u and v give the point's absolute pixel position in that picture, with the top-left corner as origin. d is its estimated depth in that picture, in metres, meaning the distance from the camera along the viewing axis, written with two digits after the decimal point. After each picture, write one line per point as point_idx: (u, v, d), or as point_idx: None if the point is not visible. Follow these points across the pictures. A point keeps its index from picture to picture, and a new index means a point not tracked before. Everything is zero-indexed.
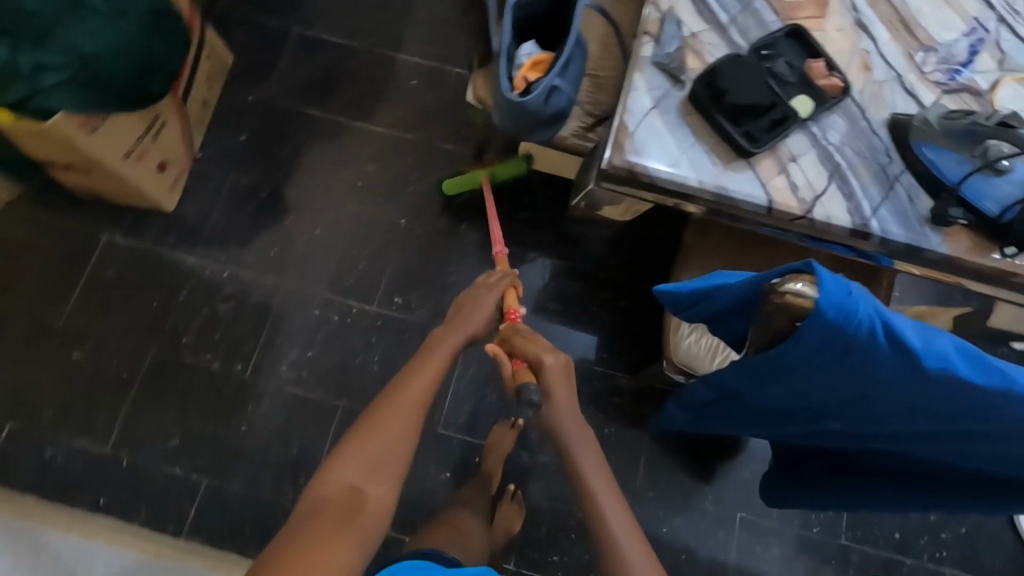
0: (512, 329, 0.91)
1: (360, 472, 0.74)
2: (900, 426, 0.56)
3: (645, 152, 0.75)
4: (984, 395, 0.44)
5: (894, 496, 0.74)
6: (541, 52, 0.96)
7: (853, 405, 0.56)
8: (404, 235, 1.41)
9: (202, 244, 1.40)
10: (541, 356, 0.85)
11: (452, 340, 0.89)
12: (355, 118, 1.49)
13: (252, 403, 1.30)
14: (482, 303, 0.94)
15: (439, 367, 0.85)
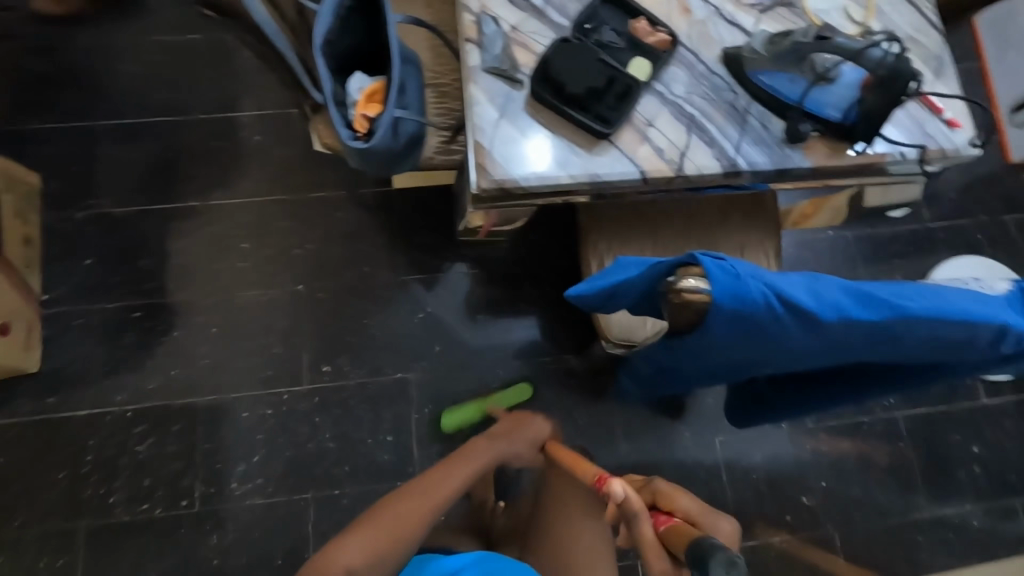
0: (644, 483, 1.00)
1: (361, 556, 0.75)
2: (820, 360, 0.59)
3: (509, 165, 0.71)
4: (880, 328, 0.46)
5: (833, 399, 0.79)
6: (372, 81, 0.89)
7: (777, 358, 0.58)
8: (309, 302, 1.32)
9: (89, 393, 1.24)
10: (717, 521, 0.92)
11: (489, 451, 0.97)
12: (207, 199, 1.35)
13: (215, 533, 1.20)
14: (525, 430, 1.05)
15: (465, 473, 0.91)
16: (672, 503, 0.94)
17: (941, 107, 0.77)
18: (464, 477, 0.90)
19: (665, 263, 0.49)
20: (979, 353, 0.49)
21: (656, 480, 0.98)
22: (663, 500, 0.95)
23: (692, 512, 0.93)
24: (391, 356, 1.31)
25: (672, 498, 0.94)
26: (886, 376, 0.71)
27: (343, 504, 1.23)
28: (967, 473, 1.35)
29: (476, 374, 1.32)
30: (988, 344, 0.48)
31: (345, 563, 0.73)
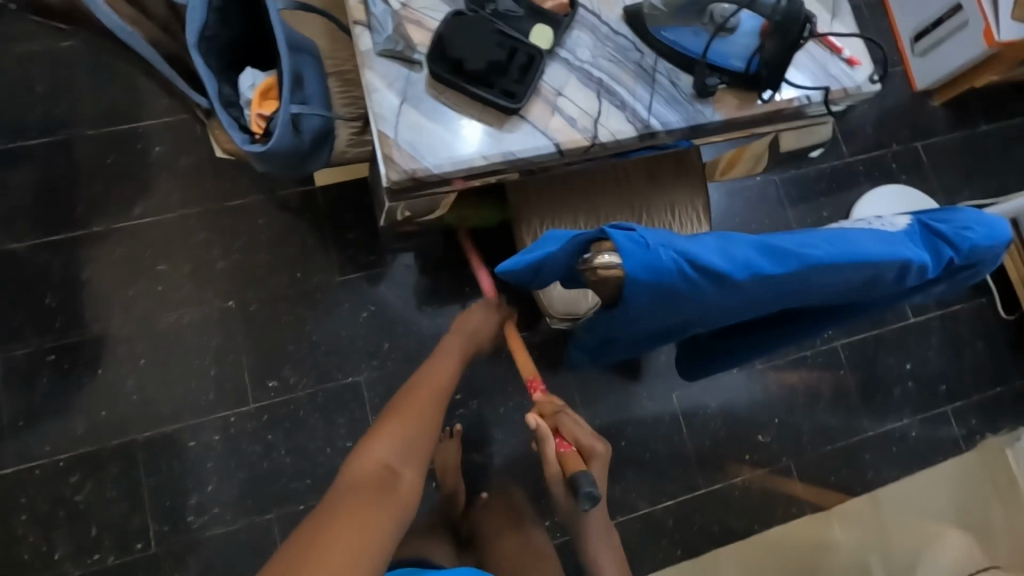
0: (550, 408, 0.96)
1: (394, 449, 0.70)
2: (744, 313, 0.59)
3: (417, 152, 0.68)
4: (791, 280, 0.47)
5: (765, 343, 0.82)
6: (265, 75, 0.81)
7: (703, 317, 0.58)
8: (242, 317, 1.25)
9: (10, 448, 1.15)
10: (597, 443, 0.91)
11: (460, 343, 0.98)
12: (110, 222, 1.24)
13: (177, 571, 1.15)
14: (488, 322, 1.07)
15: (456, 357, 0.95)
16: (568, 429, 0.92)
17: (841, 46, 0.78)
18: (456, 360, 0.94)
19: (578, 241, 0.47)
20: (889, 287, 0.51)
21: (564, 412, 0.95)
22: (562, 429, 0.93)
23: (580, 433, 0.92)
24: (338, 360, 1.27)
25: (568, 427, 0.92)
26: (817, 318, 0.73)
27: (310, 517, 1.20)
28: (902, 388, 1.44)
29: None
30: (895, 279, 0.49)
31: (379, 461, 0.67)
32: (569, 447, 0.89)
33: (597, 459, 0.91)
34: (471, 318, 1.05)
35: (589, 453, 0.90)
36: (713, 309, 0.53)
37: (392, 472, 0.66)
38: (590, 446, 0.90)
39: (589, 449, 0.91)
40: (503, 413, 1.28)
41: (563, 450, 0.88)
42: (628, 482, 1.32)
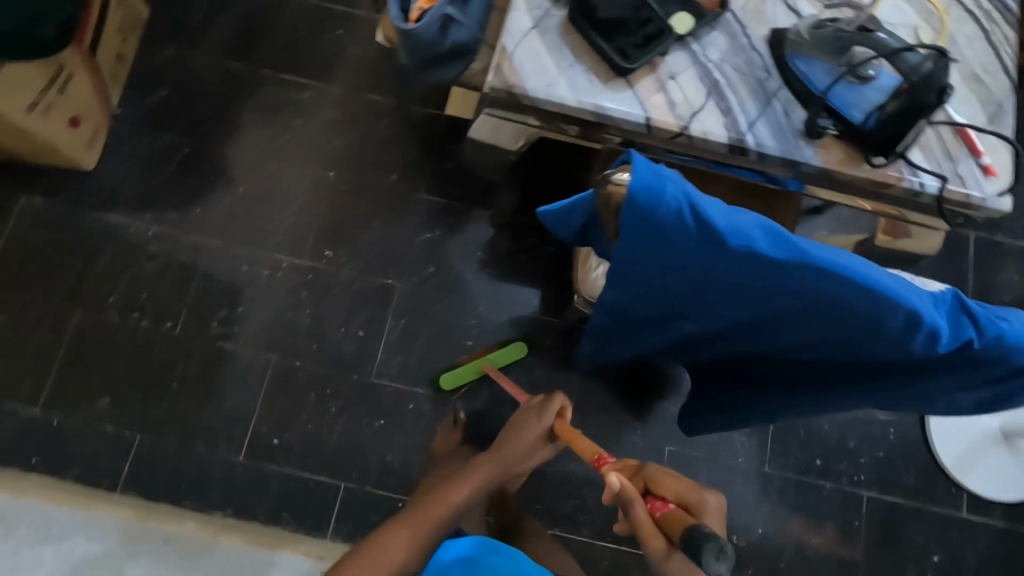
0: (633, 468, 0.85)
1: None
2: (738, 315, 0.60)
3: (523, 73, 0.73)
4: (783, 268, 0.47)
5: (762, 400, 0.81)
6: None
7: (694, 298, 0.59)
8: (332, 189, 1.40)
9: (123, 204, 1.36)
10: (705, 496, 0.78)
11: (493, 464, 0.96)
12: (278, 71, 1.45)
13: (181, 362, 1.29)
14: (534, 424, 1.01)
15: (468, 488, 0.91)
16: (663, 487, 0.80)
17: (983, 150, 0.73)
18: (466, 494, 0.90)
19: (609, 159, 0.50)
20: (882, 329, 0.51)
21: (650, 465, 0.84)
22: (655, 486, 0.80)
23: (679, 491, 0.79)
24: (387, 262, 1.37)
25: (664, 483, 0.79)
26: (818, 383, 0.71)
27: (299, 376, 1.30)
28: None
29: (458, 305, 1.36)
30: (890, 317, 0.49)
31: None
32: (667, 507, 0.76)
33: (712, 513, 0.77)
34: (512, 440, 1.00)
35: (698, 505, 0.77)
36: (703, 285, 0.54)
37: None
38: (697, 500, 0.77)
39: (694, 503, 0.77)
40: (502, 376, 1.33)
41: (658, 508, 0.76)
42: (582, 503, 1.26)
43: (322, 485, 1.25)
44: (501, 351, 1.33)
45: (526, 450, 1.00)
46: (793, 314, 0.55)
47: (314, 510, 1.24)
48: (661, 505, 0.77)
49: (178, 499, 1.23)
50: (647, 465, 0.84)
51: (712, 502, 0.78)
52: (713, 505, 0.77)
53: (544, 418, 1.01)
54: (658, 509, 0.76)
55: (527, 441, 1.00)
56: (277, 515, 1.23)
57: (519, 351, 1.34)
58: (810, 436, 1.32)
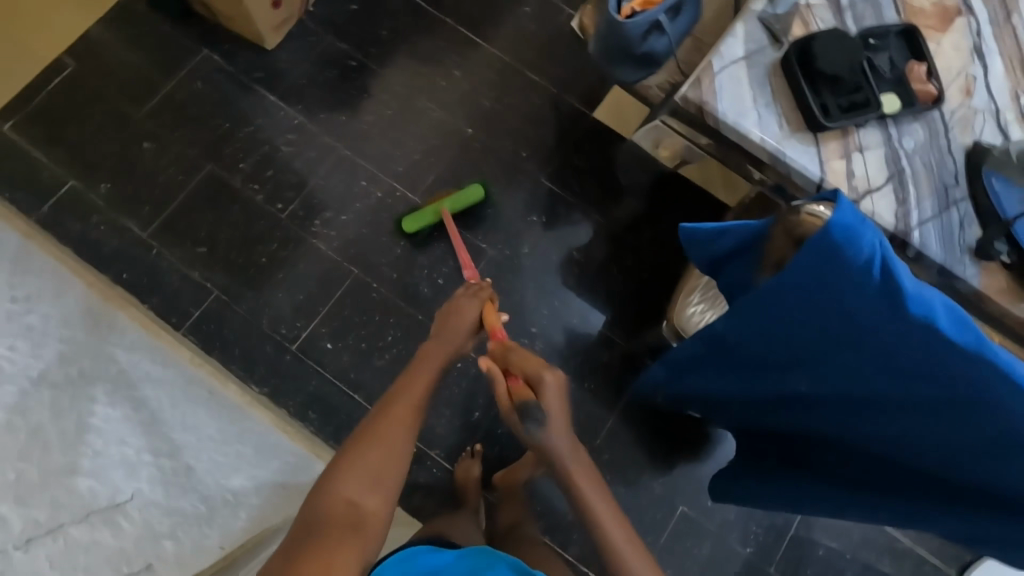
0: (503, 347, 0.91)
1: (368, 485, 0.73)
2: (861, 382, 0.64)
3: (720, 95, 0.75)
4: (942, 345, 0.52)
5: (815, 488, 0.83)
6: None
7: (827, 350, 0.63)
8: (465, 144, 1.46)
9: (283, 89, 1.46)
10: (543, 373, 0.84)
11: (444, 348, 0.93)
12: (458, 24, 1.53)
13: (277, 243, 1.37)
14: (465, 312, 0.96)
15: (423, 386, 0.86)
16: (517, 366, 0.87)
17: None
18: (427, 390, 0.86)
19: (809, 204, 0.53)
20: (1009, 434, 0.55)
21: (515, 347, 0.90)
22: (516, 367, 0.87)
23: (526, 367, 0.86)
24: (488, 228, 1.41)
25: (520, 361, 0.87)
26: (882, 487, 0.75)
27: (370, 298, 1.36)
28: None
29: (535, 292, 1.39)
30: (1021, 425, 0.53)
31: (348, 497, 0.71)
32: (520, 381, 0.86)
33: (556, 394, 0.83)
34: (446, 327, 0.95)
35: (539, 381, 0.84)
36: (848, 338, 0.59)
37: (358, 514, 0.70)
38: (537, 377, 0.84)
39: (534, 378, 0.84)
40: None
41: (512, 385, 0.85)
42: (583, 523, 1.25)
43: (353, 403, 1.30)
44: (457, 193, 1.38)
45: (465, 338, 0.96)
46: (913, 398, 0.60)
47: (338, 422, 1.28)
48: (513, 384, 0.86)
49: (227, 360, 1.30)
50: (517, 348, 0.90)
51: (550, 379, 0.84)
52: (549, 384, 0.83)
53: (471, 305, 0.97)
54: (508, 381, 0.86)
55: (454, 336, 0.94)
56: (304, 412, 1.28)
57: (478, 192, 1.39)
58: (825, 556, 1.28)
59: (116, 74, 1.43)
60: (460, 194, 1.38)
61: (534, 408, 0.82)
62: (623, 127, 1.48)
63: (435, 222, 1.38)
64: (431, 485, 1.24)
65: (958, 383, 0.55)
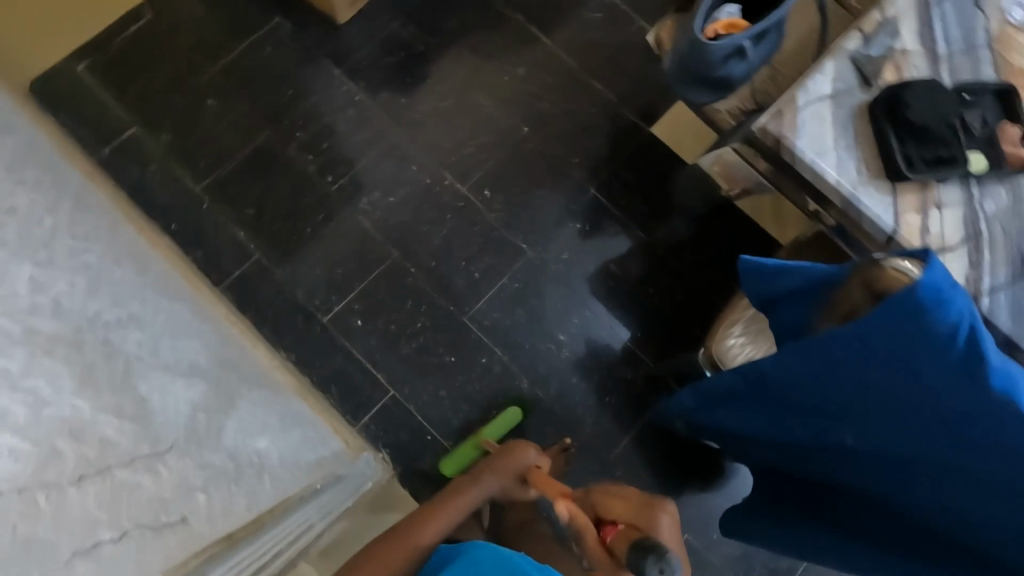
0: (580, 495, 0.90)
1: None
2: (910, 447, 0.65)
3: (801, 131, 0.74)
4: (1004, 415, 0.56)
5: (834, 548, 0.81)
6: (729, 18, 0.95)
7: (884, 410, 0.64)
8: (519, 142, 1.46)
9: (348, 64, 1.48)
10: (657, 513, 0.81)
11: (474, 491, 0.98)
12: (528, 22, 1.52)
13: (323, 214, 1.39)
14: (513, 462, 1.03)
15: (436, 528, 0.90)
16: (610, 511, 0.83)
17: None
18: (431, 534, 0.89)
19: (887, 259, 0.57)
20: None
21: (594, 493, 0.88)
22: (604, 511, 0.84)
23: (625, 509, 0.82)
24: (531, 229, 1.41)
25: (613, 506, 0.83)
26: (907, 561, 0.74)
27: (406, 282, 1.37)
28: None
29: (568, 300, 1.38)
30: None
31: None
32: (617, 529, 0.80)
33: (667, 531, 0.79)
34: (488, 473, 1.01)
35: (638, 522, 0.80)
36: (890, 394, 0.61)
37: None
38: (652, 518, 0.80)
39: (646, 522, 0.80)
40: (573, 382, 1.35)
41: (606, 529, 0.81)
42: None
43: (375, 383, 1.31)
44: (495, 420, 1.27)
45: (512, 483, 1.01)
46: (938, 458, 0.64)
47: (358, 399, 1.30)
48: (612, 531, 0.81)
49: (260, 323, 1.32)
50: (604, 487, 0.88)
51: (666, 520, 0.80)
52: (665, 524, 0.79)
53: (521, 457, 1.04)
54: (604, 532, 0.81)
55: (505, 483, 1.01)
56: (327, 385, 1.30)
57: (517, 417, 1.28)
58: None
59: (190, 29, 1.46)
60: (497, 421, 1.27)
61: (649, 544, 0.71)
62: (681, 149, 1.46)
63: (477, 458, 1.23)
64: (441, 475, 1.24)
65: (982, 447, 0.59)
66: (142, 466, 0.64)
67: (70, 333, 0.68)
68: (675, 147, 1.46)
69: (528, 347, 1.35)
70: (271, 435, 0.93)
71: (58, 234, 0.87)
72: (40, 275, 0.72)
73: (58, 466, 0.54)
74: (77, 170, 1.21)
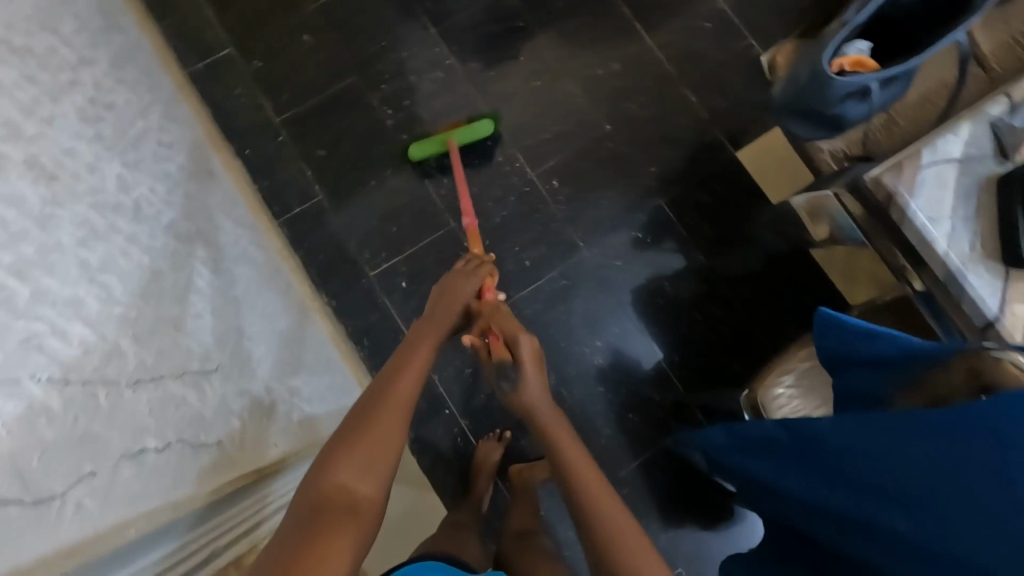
0: (488, 316, 0.88)
1: (365, 481, 0.61)
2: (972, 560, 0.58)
3: (917, 192, 0.71)
4: None
5: None
6: (858, 55, 0.88)
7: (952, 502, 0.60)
8: (598, 138, 1.42)
9: (445, 25, 1.46)
10: (519, 332, 0.82)
11: (432, 331, 0.81)
12: (633, 17, 1.47)
13: (390, 170, 1.39)
14: (459, 285, 0.87)
15: (417, 369, 0.71)
16: (496, 324, 0.86)
17: None
18: (419, 372, 0.71)
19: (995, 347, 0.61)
20: None
21: (495, 316, 0.86)
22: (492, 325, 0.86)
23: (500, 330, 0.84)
24: (591, 229, 1.38)
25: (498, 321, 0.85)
26: None
27: (456, 254, 1.36)
28: None
29: (613, 308, 1.36)
30: None
31: (342, 483, 0.60)
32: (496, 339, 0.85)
33: (529, 355, 0.81)
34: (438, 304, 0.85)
35: (511, 337, 0.83)
36: (969, 487, 0.58)
37: (354, 508, 0.59)
38: (509, 334, 0.83)
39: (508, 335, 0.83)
40: (599, 391, 1.32)
41: (494, 351, 0.84)
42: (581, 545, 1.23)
43: None
44: (467, 125, 1.35)
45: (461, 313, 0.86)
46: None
47: (386, 357, 1.31)
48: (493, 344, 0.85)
49: (308, 263, 1.34)
50: (503, 312, 0.87)
51: (525, 342, 0.82)
52: (522, 345, 0.81)
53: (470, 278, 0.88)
54: (489, 341, 0.86)
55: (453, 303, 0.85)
56: (359, 337, 1.31)
57: (490, 128, 1.35)
58: None
59: None
60: (471, 126, 1.35)
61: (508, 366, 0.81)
62: (764, 181, 1.40)
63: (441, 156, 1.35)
64: (451, 451, 1.25)
65: None
66: (188, 381, 0.65)
67: (144, 236, 0.70)
68: (758, 176, 1.41)
69: (563, 346, 1.33)
70: (304, 375, 0.95)
71: (146, 138, 0.89)
72: (127, 174, 0.75)
73: (119, 363, 0.55)
74: (170, 78, 1.23)
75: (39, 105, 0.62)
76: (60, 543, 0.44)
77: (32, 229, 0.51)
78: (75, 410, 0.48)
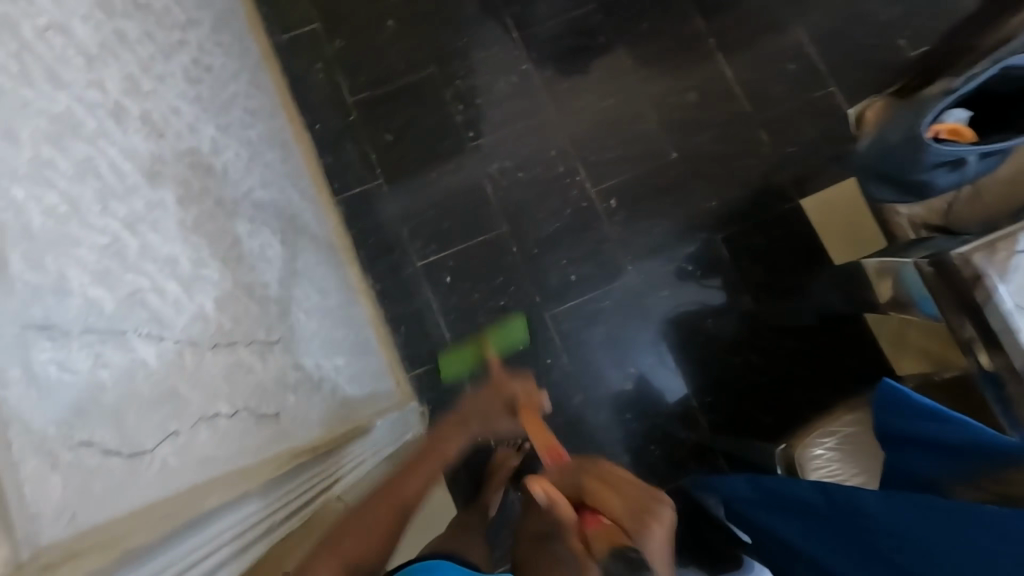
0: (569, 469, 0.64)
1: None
2: None
3: (1009, 276, 0.69)
4: None
5: None
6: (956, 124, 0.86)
7: None
8: (662, 164, 1.41)
9: (528, 31, 1.47)
10: (653, 514, 0.54)
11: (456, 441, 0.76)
12: (717, 49, 1.45)
13: (451, 165, 1.40)
14: (493, 402, 0.80)
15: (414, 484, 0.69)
16: (597, 497, 0.57)
17: None
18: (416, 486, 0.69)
19: None
20: None
21: (582, 467, 0.62)
22: (588, 495, 0.58)
23: (618, 506, 0.56)
24: (641, 253, 1.37)
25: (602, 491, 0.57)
26: None
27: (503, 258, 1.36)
28: None
29: (652, 336, 1.34)
30: None
31: None
32: (602, 522, 0.55)
33: (658, 538, 0.54)
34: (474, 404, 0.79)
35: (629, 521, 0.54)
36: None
37: None
38: (640, 518, 0.54)
39: (637, 523, 0.54)
40: (624, 418, 1.31)
41: (593, 527, 0.55)
42: None
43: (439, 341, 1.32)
44: (497, 328, 1.28)
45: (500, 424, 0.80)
46: None
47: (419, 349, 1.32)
48: (595, 522, 0.55)
49: (358, 243, 1.36)
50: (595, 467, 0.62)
51: (663, 524, 0.54)
52: (662, 526, 0.54)
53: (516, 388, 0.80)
54: (585, 524, 0.55)
55: (489, 417, 0.79)
56: (396, 324, 1.32)
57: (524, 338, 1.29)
58: None
59: None
60: (505, 329, 1.29)
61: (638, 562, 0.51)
62: (827, 233, 1.37)
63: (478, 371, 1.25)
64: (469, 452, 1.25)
65: None
66: (255, 348, 0.67)
67: (229, 202, 0.73)
68: (821, 226, 1.38)
69: (595, 366, 1.32)
70: (346, 356, 0.96)
71: (236, 103, 0.91)
72: (219, 138, 0.77)
73: (202, 324, 0.57)
74: (258, 45, 1.26)
75: (155, 62, 0.65)
76: (157, 493, 0.45)
77: (141, 185, 0.54)
78: (168, 369, 0.50)
